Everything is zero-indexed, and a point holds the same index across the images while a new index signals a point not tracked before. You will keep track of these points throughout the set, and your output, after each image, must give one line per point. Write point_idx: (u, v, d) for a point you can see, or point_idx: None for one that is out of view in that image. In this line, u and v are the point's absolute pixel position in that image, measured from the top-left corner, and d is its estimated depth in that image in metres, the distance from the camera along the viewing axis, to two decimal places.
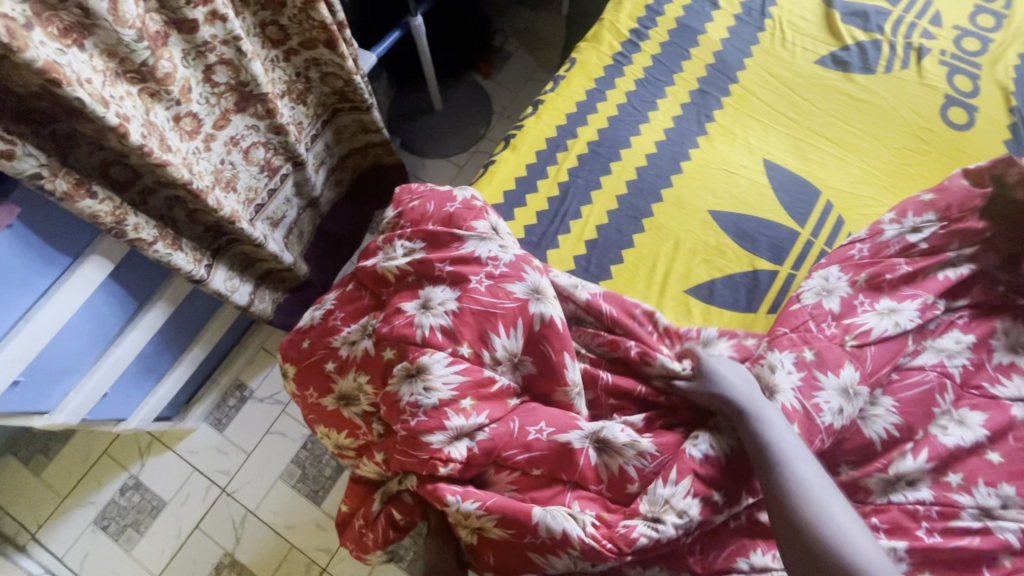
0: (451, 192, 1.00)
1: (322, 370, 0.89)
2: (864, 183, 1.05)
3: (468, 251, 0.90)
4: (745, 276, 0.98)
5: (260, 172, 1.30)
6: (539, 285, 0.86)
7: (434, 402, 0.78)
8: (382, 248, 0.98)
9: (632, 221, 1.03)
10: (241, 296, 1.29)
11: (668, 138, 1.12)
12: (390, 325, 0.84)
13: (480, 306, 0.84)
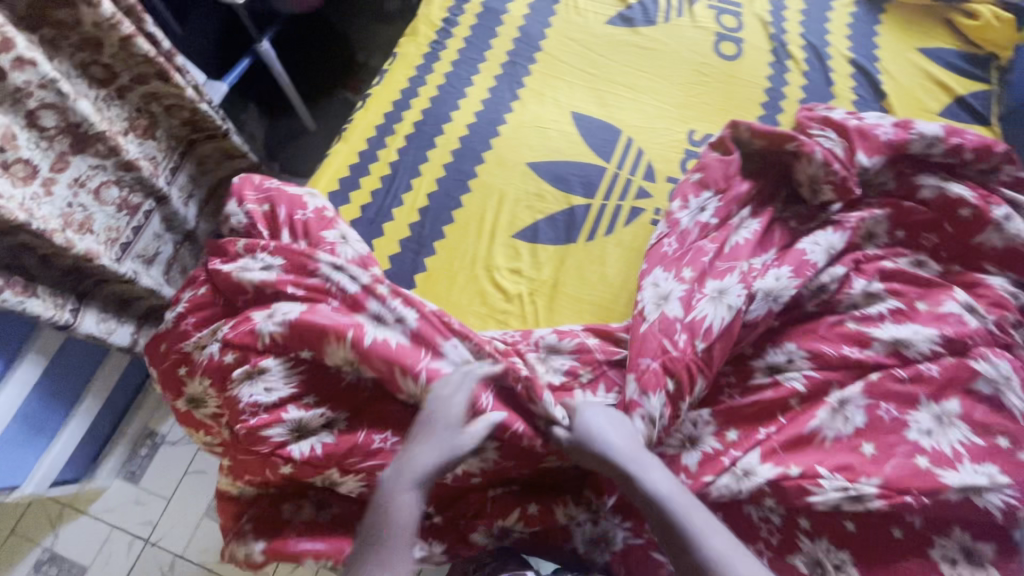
0: (303, 198, 1.05)
1: (176, 373, 0.95)
2: (658, 118, 1.18)
3: (321, 277, 0.91)
4: (564, 214, 1.08)
5: (118, 211, 1.20)
6: (383, 316, 0.88)
7: (274, 400, 0.86)
8: (243, 254, 0.97)
9: (458, 184, 1.11)
10: (122, 336, 1.25)
11: (485, 107, 1.20)
12: (236, 331, 0.88)
13: (315, 325, 0.85)
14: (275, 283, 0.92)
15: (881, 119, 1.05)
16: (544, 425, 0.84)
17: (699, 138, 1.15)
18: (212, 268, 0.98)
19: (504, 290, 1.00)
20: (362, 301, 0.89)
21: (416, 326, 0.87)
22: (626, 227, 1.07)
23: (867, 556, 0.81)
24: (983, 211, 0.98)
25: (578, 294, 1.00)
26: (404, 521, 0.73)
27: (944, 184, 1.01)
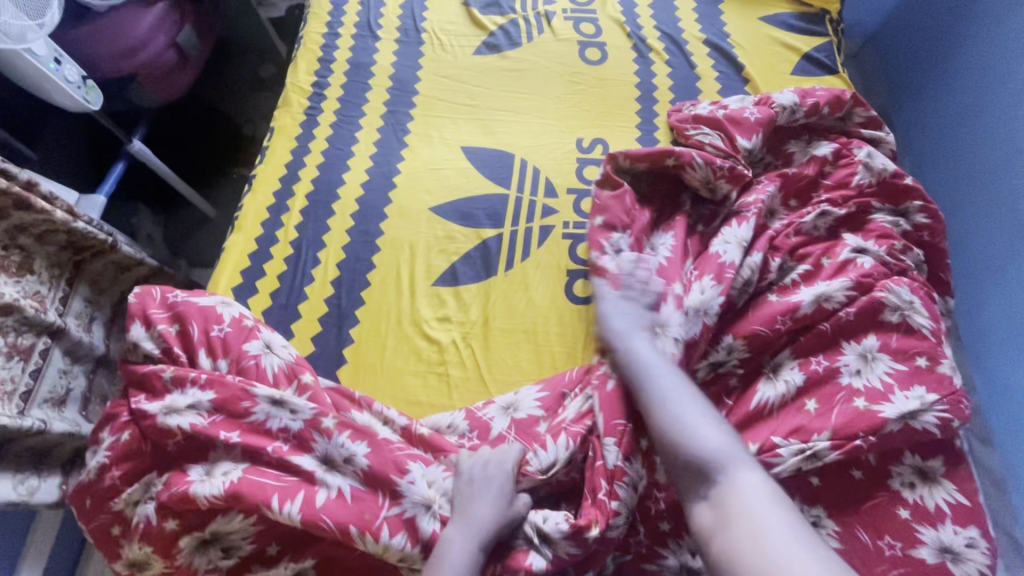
0: (215, 308, 0.95)
1: (109, 535, 0.85)
2: (544, 134, 1.21)
3: (259, 419, 0.83)
4: (478, 249, 1.08)
5: (7, 358, 1.02)
6: (331, 454, 0.81)
7: (234, 561, 0.82)
8: (171, 388, 0.86)
9: (366, 245, 1.09)
10: (47, 492, 1.05)
11: (375, 162, 1.19)
12: (169, 496, 0.79)
13: (261, 479, 0.78)
14: (208, 435, 0.82)
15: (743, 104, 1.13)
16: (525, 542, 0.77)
17: (587, 145, 1.19)
18: (137, 409, 0.85)
19: (436, 341, 0.98)
20: (308, 441, 0.82)
21: (369, 464, 0.79)
22: (540, 248, 1.08)
23: (837, 505, 0.84)
24: (849, 157, 1.08)
25: (510, 326, 1.00)
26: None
27: (811, 147, 1.11)
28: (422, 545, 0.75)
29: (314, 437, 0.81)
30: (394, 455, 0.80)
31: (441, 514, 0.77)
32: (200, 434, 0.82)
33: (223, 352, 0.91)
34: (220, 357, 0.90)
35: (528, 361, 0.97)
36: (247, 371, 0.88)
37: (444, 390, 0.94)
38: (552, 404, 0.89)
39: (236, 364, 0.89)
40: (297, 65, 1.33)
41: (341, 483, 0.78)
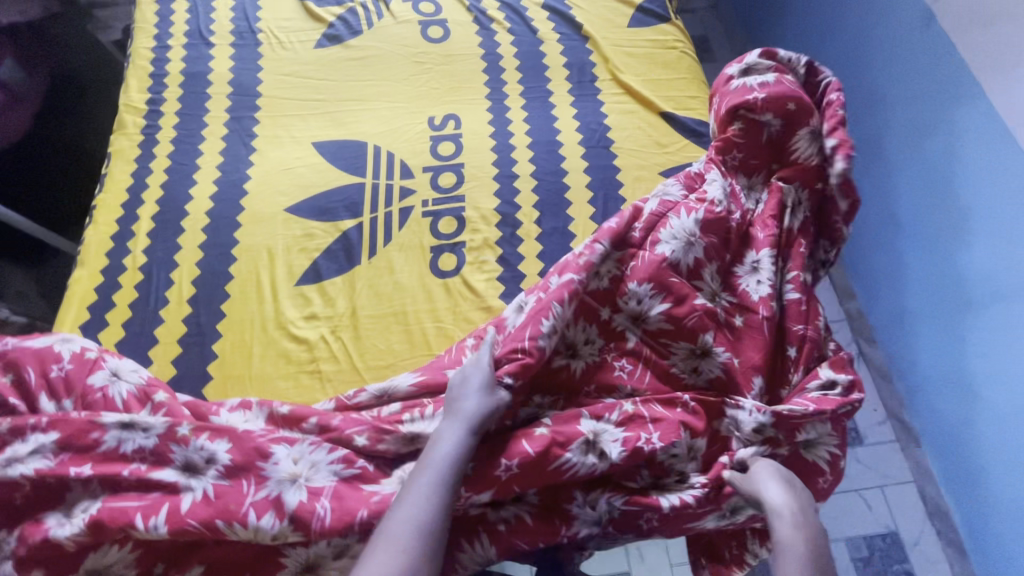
0: (52, 348, 0.88)
1: None
2: (395, 118, 1.20)
3: (111, 445, 0.78)
4: (339, 242, 1.06)
5: None
6: (191, 459, 0.77)
7: None
8: (10, 441, 0.80)
9: (222, 257, 1.05)
10: None
11: (223, 171, 1.14)
12: (27, 548, 0.73)
13: (121, 501, 0.74)
14: (57, 473, 0.76)
15: (749, 78, 1.05)
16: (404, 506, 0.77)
17: (438, 122, 1.19)
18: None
19: (304, 339, 0.97)
20: (166, 454, 0.78)
21: (230, 458, 0.77)
22: (402, 229, 1.07)
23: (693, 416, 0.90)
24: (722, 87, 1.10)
25: (378, 311, 0.99)
26: (445, 461, 0.70)
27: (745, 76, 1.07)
28: (290, 519, 0.72)
29: (171, 447, 0.78)
30: (255, 443, 0.78)
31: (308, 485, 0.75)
32: (49, 479, 0.77)
33: (67, 392, 0.85)
34: (64, 396, 0.85)
35: (400, 342, 0.97)
36: (94, 405, 0.83)
37: (318, 386, 0.93)
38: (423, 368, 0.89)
39: (82, 401, 0.84)
40: (127, 84, 1.25)
41: (205, 485, 0.75)
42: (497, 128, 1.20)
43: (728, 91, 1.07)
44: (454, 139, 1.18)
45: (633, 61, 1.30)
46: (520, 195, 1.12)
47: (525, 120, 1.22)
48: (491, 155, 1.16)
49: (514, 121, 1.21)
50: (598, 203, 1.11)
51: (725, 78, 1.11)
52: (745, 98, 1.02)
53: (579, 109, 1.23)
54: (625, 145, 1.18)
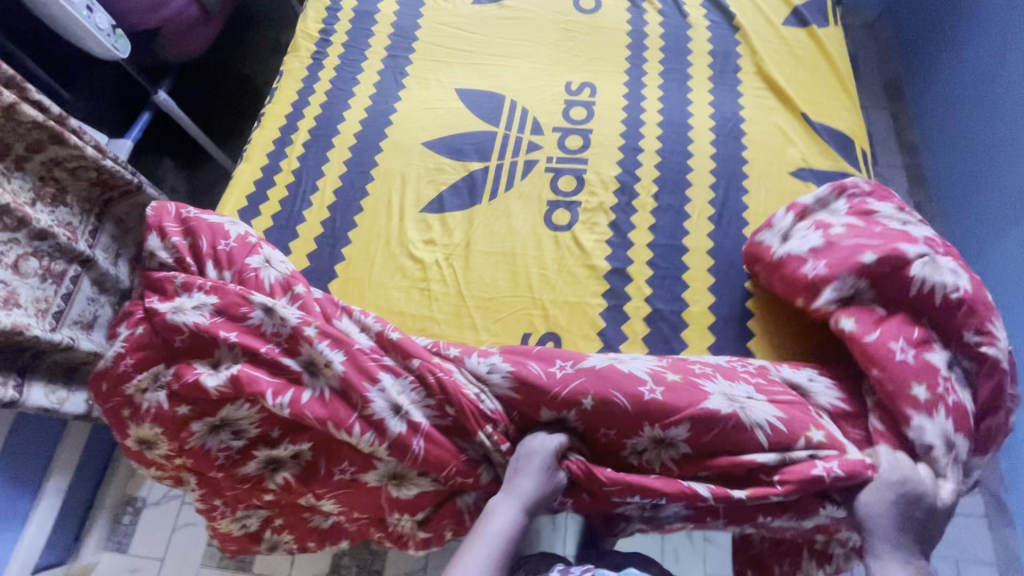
0: (223, 226, 1.02)
1: (120, 416, 0.93)
2: (535, 77, 1.26)
3: (257, 323, 0.89)
4: (465, 180, 1.15)
5: (43, 281, 1.09)
6: (314, 359, 0.86)
7: (243, 443, 0.86)
8: (180, 292, 0.94)
9: (362, 175, 1.16)
10: (75, 405, 1.16)
11: (374, 101, 1.26)
12: (180, 384, 0.86)
13: (255, 374, 0.84)
14: (212, 331, 0.88)
15: (793, 244, 0.92)
16: (477, 453, 0.84)
17: (575, 88, 1.24)
18: (150, 307, 0.94)
19: (420, 260, 1.06)
20: (297, 346, 0.87)
21: (344, 371, 0.84)
22: (524, 179, 1.13)
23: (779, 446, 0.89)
24: (763, 248, 0.96)
25: (489, 248, 1.06)
26: (502, 535, 0.73)
27: (787, 243, 0.93)
28: (388, 444, 0.82)
29: (300, 341, 0.87)
30: (368, 364, 0.85)
31: (409, 419, 0.83)
32: (205, 334, 0.89)
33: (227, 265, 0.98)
34: (224, 266, 0.98)
35: (504, 280, 1.03)
36: (247, 281, 0.95)
37: (425, 302, 1.02)
38: (518, 359, 0.86)
39: (238, 275, 0.96)
40: (306, 13, 1.40)
41: (322, 388, 0.85)
42: (630, 102, 1.22)
43: (784, 268, 0.92)
44: (587, 105, 1.22)
45: (782, 57, 1.27)
46: (641, 167, 1.14)
47: (660, 98, 1.23)
48: (621, 126, 1.19)
49: (648, 99, 1.23)
50: (719, 189, 1.11)
51: (761, 242, 0.97)
52: (803, 268, 0.89)
53: (716, 97, 1.23)
54: (757, 139, 1.17)
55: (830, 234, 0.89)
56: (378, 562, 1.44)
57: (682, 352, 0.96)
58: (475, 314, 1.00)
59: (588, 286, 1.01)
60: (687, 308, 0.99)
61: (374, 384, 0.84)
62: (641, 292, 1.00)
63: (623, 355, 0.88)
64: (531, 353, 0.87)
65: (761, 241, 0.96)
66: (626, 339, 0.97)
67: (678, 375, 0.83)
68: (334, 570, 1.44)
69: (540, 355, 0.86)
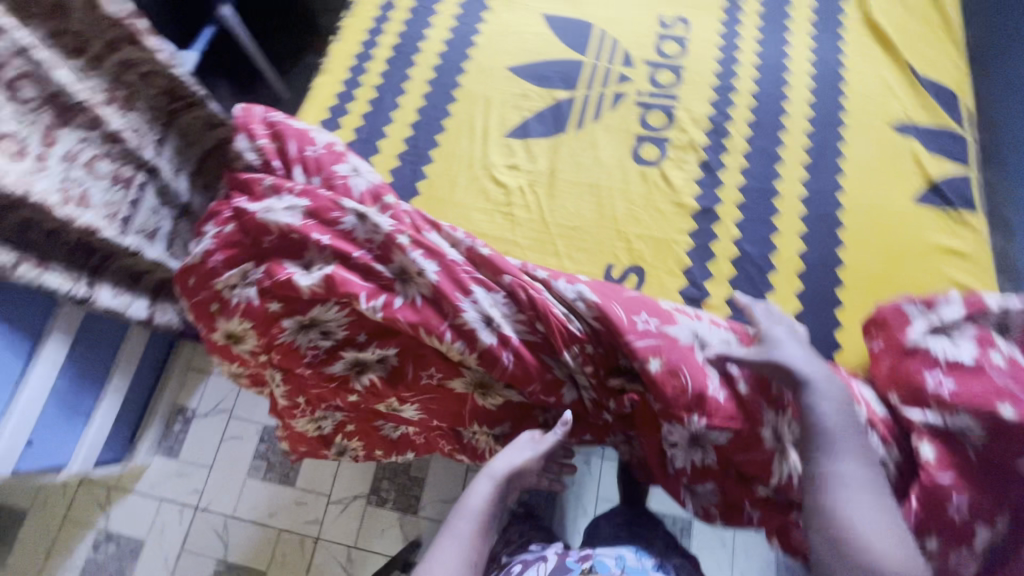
0: (310, 133, 1.00)
1: (207, 310, 0.93)
2: (629, 7, 1.21)
3: (348, 227, 0.87)
4: (550, 108, 1.11)
5: (114, 185, 1.00)
6: (406, 266, 0.84)
7: (333, 343, 0.87)
8: (269, 194, 0.93)
9: (444, 96, 1.14)
10: (138, 310, 1.16)
11: (458, 21, 1.22)
12: (272, 282, 0.85)
13: (351, 276, 0.83)
14: (303, 231, 0.86)
15: (939, 343, 0.72)
16: (565, 373, 0.81)
17: (669, 21, 1.18)
18: (239, 207, 0.92)
19: (504, 184, 1.04)
20: (390, 252, 0.85)
21: (437, 281, 0.81)
22: (611, 112, 1.10)
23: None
24: (899, 323, 0.77)
25: (575, 178, 1.04)
26: (480, 511, 0.74)
27: (935, 336, 0.73)
28: (479, 355, 0.79)
29: (393, 248, 0.84)
30: (460, 276, 0.82)
31: (501, 333, 0.79)
32: (296, 233, 0.87)
33: (315, 171, 0.97)
34: (312, 172, 0.96)
35: (589, 210, 1.01)
36: (336, 188, 0.94)
37: (508, 226, 1.01)
38: (605, 292, 0.81)
39: (327, 181, 0.95)
40: None
41: (413, 296, 0.82)
42: (725, 40, 1.17)
43: (904, 361, 0.73)
44: (681, 40, 1.17)
45: (890, 4, 1.19)
46: (735, 108, 1.09)
47: (757, 39, 1.17)
48: (714, 64, 1.14)
49: (744, 38, 1.17)
50: (815, 137, 1.06)
51: (901, 312, 0.77)
52: (919, 374, 0.70)
53: (818, 42, 1.16)
54: (859, 87, 1.11)
55: (984, 359, 0.69)
56: (417, 486, 1.49)
57: (768, 295, 0.94)
58: (558, 242, 0.99)
59: (675, 223, 1.00)
60: (777, 253, 0.97)
61: (469, 296, 0.81)
62: (728, 233, 0.98)
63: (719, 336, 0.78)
64: (622, 296, 0.82)
65: (905, 312, 0.77)
66: (711, 278, 0.95)
67: (751, 386, 0.74)
68: (374, 490, 1.50)
69: (627, 299, 0.81)
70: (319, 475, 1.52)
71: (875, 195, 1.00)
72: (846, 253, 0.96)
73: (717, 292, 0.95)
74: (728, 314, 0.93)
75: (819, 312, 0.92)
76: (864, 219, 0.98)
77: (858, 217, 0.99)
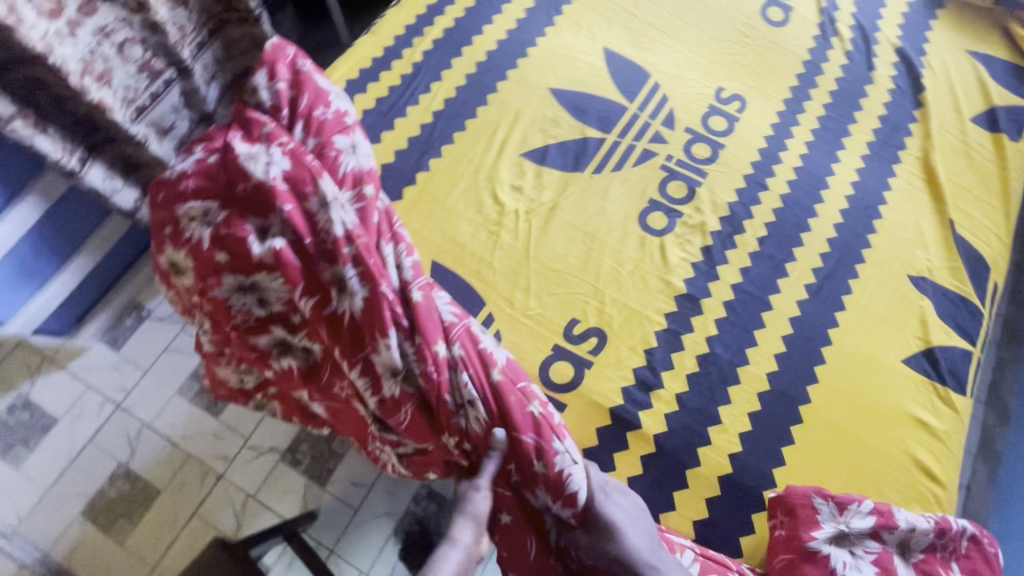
0: (328, 93, 0.98)
1: (163, 230, 0.91)
2: (691, 68, 1.16)
3: (313, 210, 0.83)
4: (576, 142, 1.07)
5: (140, 72, 1.01)
6: (346, 277, 0.79)
7: (264, 315, 0.86)
8: (261, 140, 0.90)
9: (477, 96, 1.10)
10: (126, 198, 1.10)
11: (518, 27, 1.18)
12: (226, 234, 0.83)
13: (291, 268, 0.80)
14: (270, 192, 0.83)
15: (842, 555, 0.73)
16: (457, 444, 0.80)
17: (725, 96, 1.13)
18: (229, 142, 0.90)
19: (501, 203, 1.00)
20: (339, 253, 0.80)
21: (360, 312, 0.78)
22: (634, 166, 1.06)
23: (754, 553, 0.81)
24: (810, 520, 0.75)
25: (573, 220, 1.00)
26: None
27: (839, 548, 0.73)
28: (381, 398, 0.79)
29: (339, 253, 0.80)
30: (389, 311, 0.78)
31: (404, 387, 0.79)
32: (266, 191, 0.84)
33: (316, 132, 0.94)
34: (310, 133, 0.93)
35: (576, 258, 0.97)
36: (326, 158, 0.90)
37: (489, 245, 0.97)
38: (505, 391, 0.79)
39: (320, 148, 0.91)
40: None
41: (350, 305, 0.80)
42: (775, 134, 1.11)
43: (801, 565, 0.72)
44: (731, 118, 1.12)
45: (954, 153, 1.13)
46: (758, 206, 1.04)
47: (808, 143, 1.11)
48: (755, 154, 1.09)
49: (795, 138, 1.11)
50: (829, 262, 1.01)
51: (812, 504, 0.76)
52: None
53: (867, 167, 1.10)
54: (892, 227, 1.05)
55: None
56: (333, 460, 1.46)
57: (722, 406, 0.88)
58: (532, 278, 0.95)
59: (655, 300, 0.95)
60: (746, 365, 0.91)
61: (382, 338, 0.77)
62: (705, 328, 0.93)
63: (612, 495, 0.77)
64: (524, 411, 0.78)
65: (816, 508, 0.75)
66: (671, 367, 0.90)
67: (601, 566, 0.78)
68: (290, 450, 1.46)
69: (526, 415, 0.78)
70: (243, 415, 1.50)
71: (866, 341, 0.94)
72: (816, 391, 0.90)
73: (672, 385, 0.89)
74: (674, 411, 0.87)
75: (767, 442, 0.86)
76: (846, 363, 0.93)
77: (841, 358, 0.93)
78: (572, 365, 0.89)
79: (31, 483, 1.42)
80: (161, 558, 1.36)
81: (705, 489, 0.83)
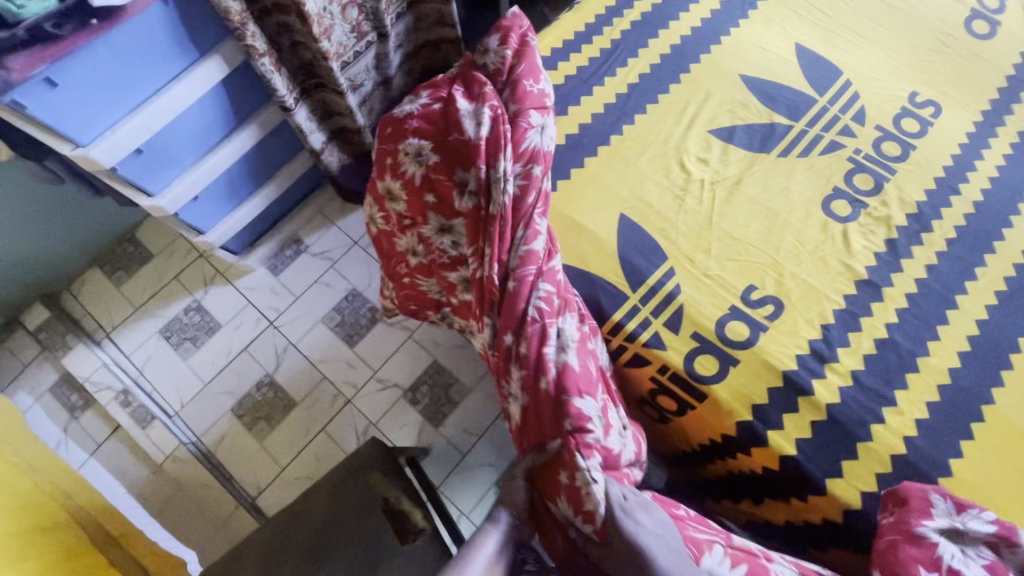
0: (541, 74, 1.00)
1: (384, 160, 0.98)
2: (884, 70, 1.17)
3: (496, 180, 0.86)
4: (764, 126, 1.12)
5: (351, 32, 1.26)
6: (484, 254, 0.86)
7: (455, 256, 0.97)
8: (478, 97, 0.93)
9: (670, 74, 1.17)
10: (316, 139, 1.37)
11: (713, 17, 1.24)
12: (437, 177, 0.90)
13: (475, 226, 0.87)
14: (473, 149, 0.86)
15: (951, 547, 0.71)
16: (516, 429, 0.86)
17: (920, 100, 1.13)
18: (453, 96, 0.94)
19: (688, 172, 1.06)
20: (489, 227, 0.86)
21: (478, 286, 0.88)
22: (821, 155, 1.08)
23: None
24: (923, 509, 0.74)
25: (757, 196, 1.04)
26: None
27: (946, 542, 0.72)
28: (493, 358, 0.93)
29: (486, 227, 0.86)
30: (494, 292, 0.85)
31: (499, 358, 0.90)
32: (473, 147, 0.87)
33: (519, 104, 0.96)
34: (513, 98, 0.94)
35: (757, 231, 1.01)
36: (518, 130, 0.90)
37: (675, 207, 1.03)
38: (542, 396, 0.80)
39: (518, 117, 0.93)
40: None
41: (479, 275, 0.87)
42: (971, 142, 1.10)
43: (905, 545, 0.71)
44: (924, 122, 1.12)
45: None
46: (949, 209, 1.03)
47: (1006, 155, 1.09)
48: (948, 159, 1.08)
49: (992, 149, 1.09)
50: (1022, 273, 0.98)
51: (926, 498, 0.76)
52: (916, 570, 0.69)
53: None
54: None
55: None
56: (447, 406, 1.55)
57: (899, 391, 0.89)
58: (714, 243, 1.00)
59: (835, 281, 0.97)
60: (926, 357, 0.91)
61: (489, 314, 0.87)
62: (885, 315, 0.94)
63: (633, 510, 0.70)
64: (554, 418, 0.79)
65: (930, 499, 0.75)
66: (847, 345, 0.92)
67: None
68: (412, 389, 1.57)
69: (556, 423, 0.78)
70: (382, 349, 1.61)
71: None
72: (1001, 394, 0.89)
73: (847, 361, 0.91)
74: (848, 385, 0.89)
75: (943, 432, 0.86)
76: None
77: None
78: (746, 327, 0.93)
79: (194, 377, 1.58)
80: (289, 462, 1.50)
81: (876, 464, 0.85)
